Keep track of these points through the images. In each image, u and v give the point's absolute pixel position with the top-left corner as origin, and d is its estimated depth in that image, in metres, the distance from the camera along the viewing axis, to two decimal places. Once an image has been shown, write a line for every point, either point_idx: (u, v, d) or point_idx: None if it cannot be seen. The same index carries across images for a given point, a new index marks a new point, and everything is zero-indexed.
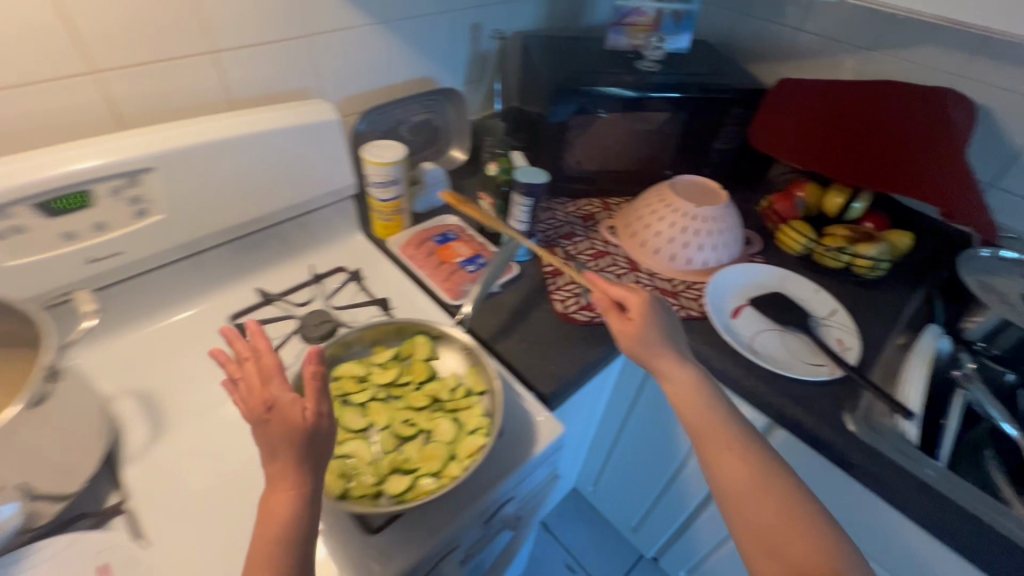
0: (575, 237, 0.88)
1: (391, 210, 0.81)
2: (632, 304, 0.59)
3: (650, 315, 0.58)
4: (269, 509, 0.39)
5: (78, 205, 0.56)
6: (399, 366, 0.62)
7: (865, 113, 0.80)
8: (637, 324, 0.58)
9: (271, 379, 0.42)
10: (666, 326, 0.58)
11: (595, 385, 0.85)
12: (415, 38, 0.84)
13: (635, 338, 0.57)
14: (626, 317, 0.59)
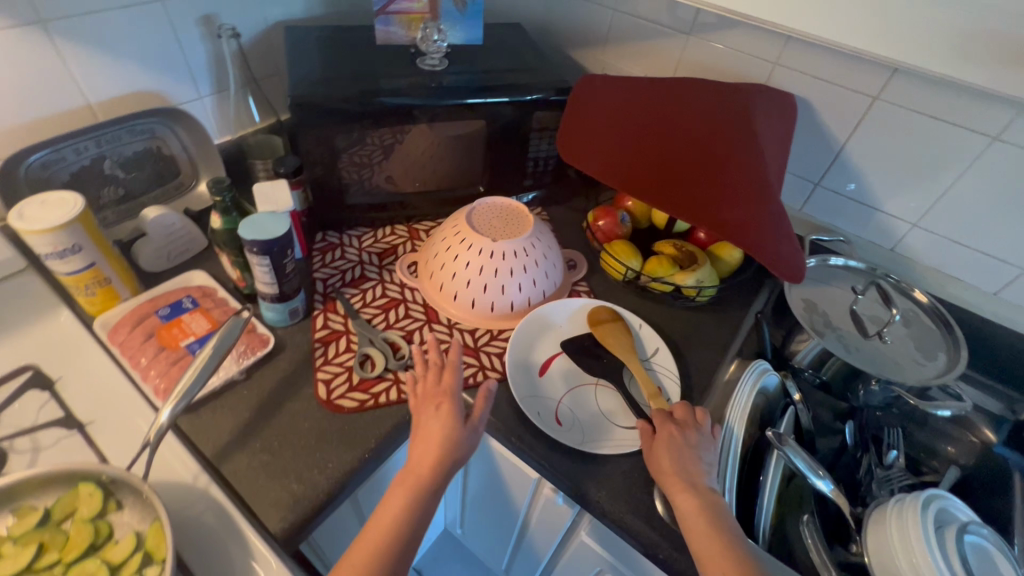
0: (364, 284, 0.73)
1: (90, 282, 0.60)
2: (677, 417, 0.56)
3: (674, 437, 0.54)
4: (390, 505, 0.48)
5: None
6: (42, 537, 0.44)
7: (642, 116, 0.69)
8: (686, 453, 0.53)
9: (451, 378, 0.57)
10: (696, 453, 0.53)
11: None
12: (102, 42, 0.62)
13: (659, 465, 0.52)
14: (653, 445, 0.54)
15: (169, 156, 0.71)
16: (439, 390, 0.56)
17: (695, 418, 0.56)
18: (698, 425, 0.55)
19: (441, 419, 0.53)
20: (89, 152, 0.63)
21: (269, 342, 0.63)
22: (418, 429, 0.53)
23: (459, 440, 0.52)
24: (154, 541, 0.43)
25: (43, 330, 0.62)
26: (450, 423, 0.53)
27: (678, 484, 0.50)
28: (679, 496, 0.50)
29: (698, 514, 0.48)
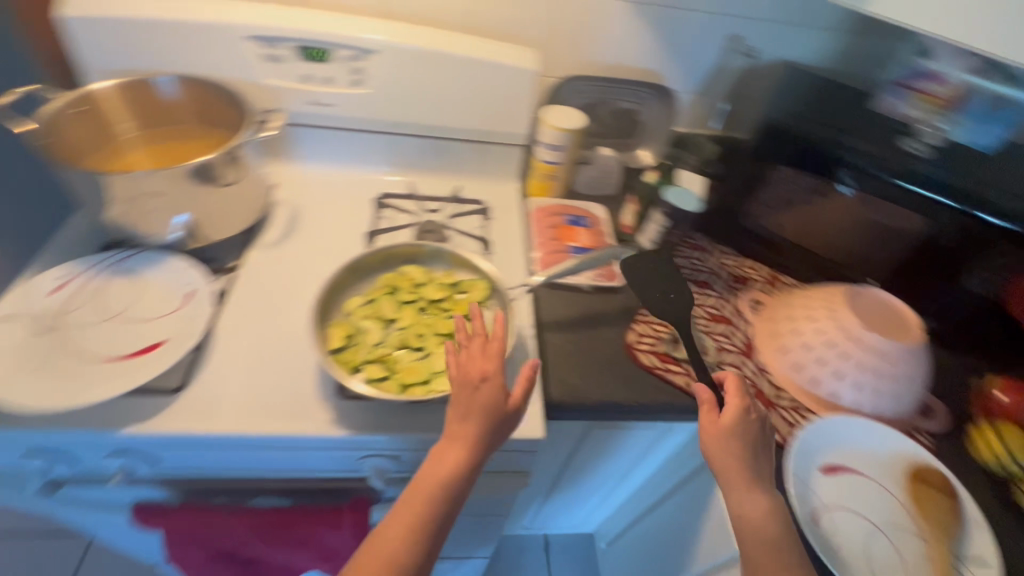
0: (707, 290, 0.77)
1: (547, 173, 0.83)
2: (749, 409, 0.55)
3: (746, 427, 0.54)
4: (442, 459, 0.49)
5: (319, 58, 0.72)
6: (450, 292, 0.66)
7: None
8: (755, 448, 0.54)
9: (490, 363, 0.52)
10: (761, 449, 0.54)
11: (636, 432, 0.78)
12: (663, 28, 0.81)
13: (730, 454, 0.52)
14: (723, 430, 0.54)
15: (638, 120, 0.89)
16: (468, 380, 0.52)
17: (760, 416, 0.56)
18: (762, 422, 0.56)
19: (484, 398, 0.51)
20: (602, 95, 0.85)
21: (618, 281, 0.74)
22: (453, 403, 0.51)
23: (494, 430, 0.51)
24: (498, 339, 0.61)
25: (501, 186, 0.88)
26: (488, 414, 0.50)
27: (749, 481, 0.51)
28: (746, 496, 0.51)
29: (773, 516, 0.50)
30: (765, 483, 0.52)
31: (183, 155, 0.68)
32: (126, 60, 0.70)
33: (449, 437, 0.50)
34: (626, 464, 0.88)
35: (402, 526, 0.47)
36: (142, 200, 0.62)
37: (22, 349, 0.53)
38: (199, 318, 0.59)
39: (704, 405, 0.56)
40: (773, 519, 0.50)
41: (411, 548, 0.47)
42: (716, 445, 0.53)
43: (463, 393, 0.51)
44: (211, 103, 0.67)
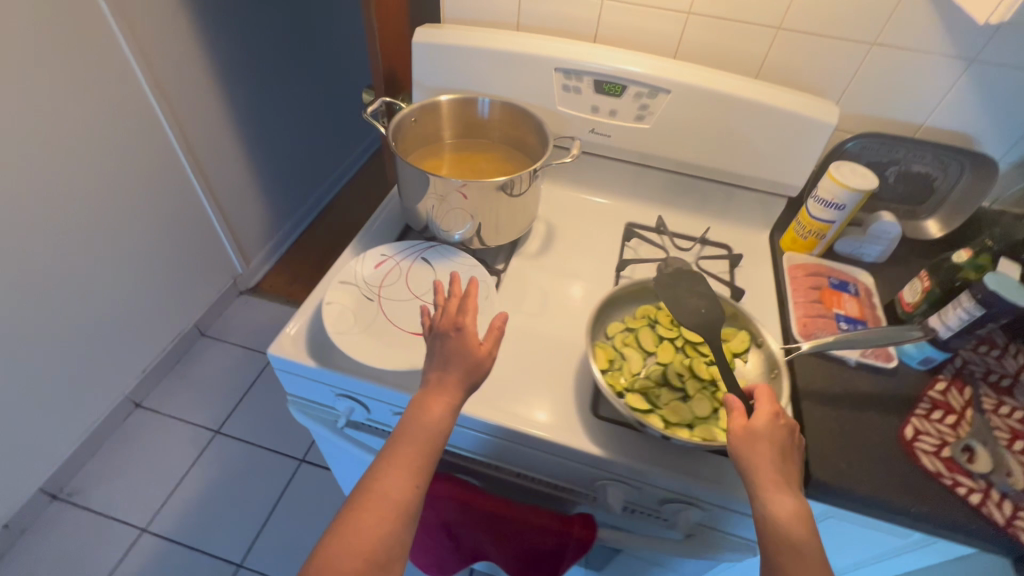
0: (1007, 397, 0.65)
1: (814, 229, 0.77)
2: (777, 413, 0.52)
3: (774, 432, 0.50)
4: (426, 409, 0.51)
5: (612, 92, 0.76)
6: None
7: None
8: (785, 458, 0.50)
9: (470, 322, 0.54)
10: (790, 460, 0.50)
11: (882, 550, 0.68)
12: (993, 90, 0.71)
13: (762, 455, 0.49)
14: (752, 434, 0.49)
15: (931, 187, 0.79)
16: (453, 328, 0.54)
17: (790, 424, 0.52)
18: (790, 434, 0.52)
19: (455, 352, 0.52)
20: (897, 156, 0.77)
21: (890, 364, 0.67)
22: (430, 352, 0.54)
23: (469, 378, 0.52)
24: None
25: (749, 234, 0.86)
26: (463, 362, 0.52)
27: (774, 481, 0.48)
28: (777, 498, 0.47)
29: (800, 521, 0.46)
30: (793, 485, 0.49)
31: (481, 166, 0.79)
32: (450, 81, 0.81)
33: (437, 386, 0.52)
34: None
35: (406, 475, 0.49)
36: (450, 204, 0.71)
37: (356, 310, 0.65)
38: (483, 313, 0.66)
39: (733, 411, 0.51)
40: (802, 525, 0.46)
41: (411, 490, 0.48)
42: (751, 447, 0.49)
43: (445, 340, 0.53)
44: (518, 127, 0.78)
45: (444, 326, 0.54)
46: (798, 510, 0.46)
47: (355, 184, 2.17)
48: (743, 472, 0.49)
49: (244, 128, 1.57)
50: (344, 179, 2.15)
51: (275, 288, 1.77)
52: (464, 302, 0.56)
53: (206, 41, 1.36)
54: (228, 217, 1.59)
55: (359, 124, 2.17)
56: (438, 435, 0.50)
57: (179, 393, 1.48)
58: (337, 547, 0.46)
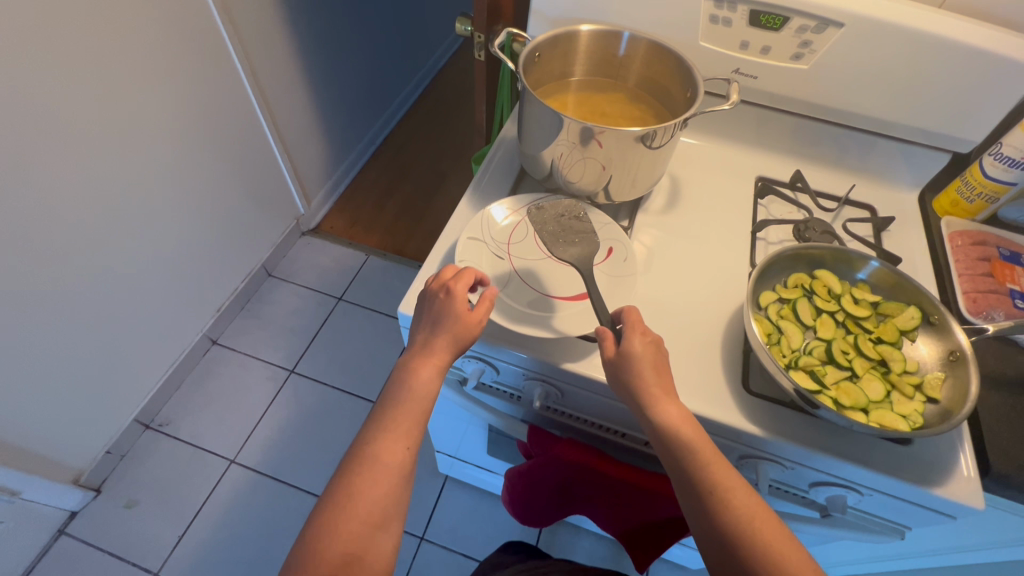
0: None
1: (986, 191, 0.68)
2: (644, 331, 0.52)
3: (646, 351, 0.51)
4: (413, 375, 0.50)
5: (769, 25, 0.66)
6: (871, 312, 0.59)
7: None
8: (662, 374, 0.51)
9: (459, 288, 0.53)
10: (666, 372, 0.51)
11: (1007, 538, 0.63)
12: None
13: (644, 375, 0.50)
14: (624, 358, 0.51)
15: None
16: (442, 293, 0.54)
17: (656, 338, 0.53)
18: (659, 348, 0.53)
19: (445, 313, 0.52)
20: None
21: None
22: (421, 313, 0.54)
23: (456, 341, 0.52)
24: (938, 383, 0.54)
25: (896, 193, 0.77)
26: (451, 325, 0.52)
27: (663, 392, 0.49)
28: (664, 410, 0.48)
29: (688, 421, 0.48)
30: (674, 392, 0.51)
31: (604, 115, 0.71)
32: (576, 10, 0.72)
33: (426, 350, 0.51)
34: (946, 557, 0.73)
35: (399, 436, 0.48)
36: (584, 156, 0.65)
37: (487, 268, 0.61)
38: (624, 277, 0.61)
39: (606, 341, 0.52)
40: (692, 426, 0.48)
41: (406, 449, 0.48)
42: (629, 372, 0.50)
43: (434, 305, 0.54)
44: (660, 71, 0.69)
45: (434, 288, 0.55)
46: (686, 416, 0.48)
47: (410, 121, 2.07)
48: (631, 398, 0.50)
49: (307, 60, 1.48)
50: (399, 115, 2.05)
51: (336, 229, 1.75)
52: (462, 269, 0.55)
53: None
54: (291, 154, 1.54)
55: (415, 55, 2.04)
56: (427, 398, 0.50)
57: (251, 333, 1.50)
58: (340, 504, 0.45)
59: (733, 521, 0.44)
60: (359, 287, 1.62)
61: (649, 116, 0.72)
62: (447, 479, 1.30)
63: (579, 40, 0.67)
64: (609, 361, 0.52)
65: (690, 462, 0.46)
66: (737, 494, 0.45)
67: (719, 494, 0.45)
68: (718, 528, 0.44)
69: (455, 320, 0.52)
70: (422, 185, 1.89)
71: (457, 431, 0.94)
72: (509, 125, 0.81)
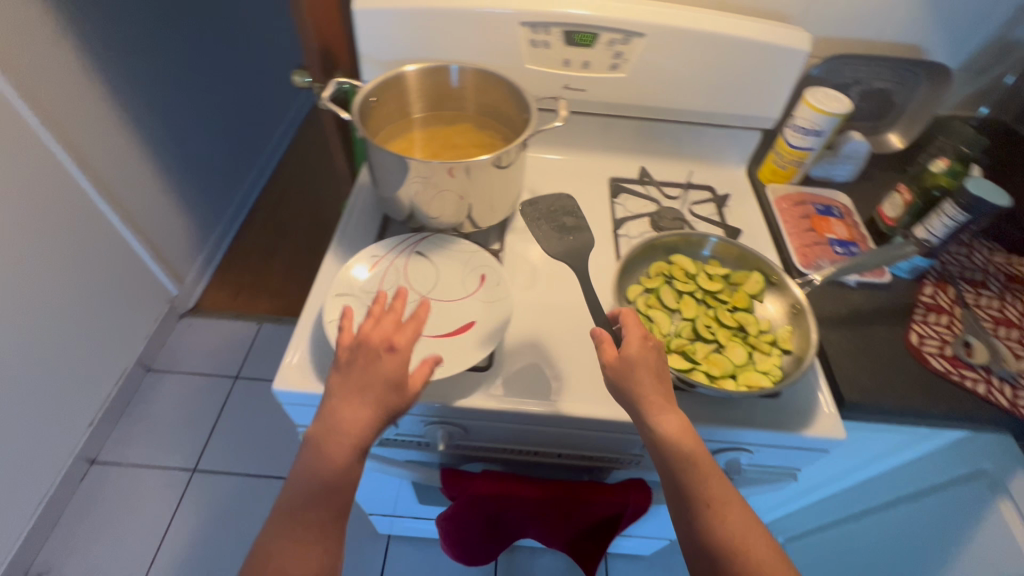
0: (983, 289, 0.72)
1: (793, 158, 0.78)
2: (646, 334, 0.50)
3: (648, 355, 0.49)
4: (329, 455, 0.44)
5: (584, 42, 0.71)
6: (724, 284, 0.65)
7: None
8: (660, 381, 0.48)
9: (388, 358, 0.47)
10: (667, 379, 0.49)
11: (879, 450, 0.71)
12: None
13: (647, 381, 0.47)
14: (624, 364, 0.48)
15: (890, 103, 0.82)
16: (374, 376, 0.46)
17: (658, 344, 0.51)
18: (659, 352, 0.51)
19: (372, 393, 0.46)
20: (859, 75, 0.79)
21: (885, 279, 0.71)
22: (341, 381, 0.46)
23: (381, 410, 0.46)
24: (788, 335, 0.60)
25: (727, 171, 0.86)
26: (375, 400, 0.46)
27: (660, 401, 0.47)
28: (663, 419, 0.46)
29: (686, 433, 0.46)
30: (673, 400, 0.48)
31: (452, 147, 0.73)
32: (402, 50, 0.73)
33: (335, 424, 0.45)
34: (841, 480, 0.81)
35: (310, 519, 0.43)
36: (440, 189, 0.65)
37: (363, 321, 0.59)
38: (499, 301, 0.62)
39: (605, 343, 0.50)
40: (691, 438, 0.46)
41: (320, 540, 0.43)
42: (627, 375, 0.48)
43: (358, 370, 0.46)
44: (493, 96, 0.71)
45: (353, 345, 0.48)
46: (686, 427, 0.46)
47: (281, 177, 1.98)
48: (628, 404, 0.48)
49: (150, 134, 1.36)
50: (267, 171, 1.96)
51: (219, 303, 1.61)
52: (404, 323, 0.49)
53: (83, 34, 1.14)
54: (147, 234, 1.40)
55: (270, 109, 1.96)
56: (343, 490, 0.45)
57: (137, 440, 1.33)
58: None
59: (726, 535, 0.43)
60: (257, 359, 1.50)
61: (495, 139, 0.74)
62: (390, 539, 1.24)
63: (409, 81, 0.68)
64: (608, 365, 0.49)
65: (688, 472, 0.45)
66: (733, 508, 0.44)
67: (716, 507, 0.44)
68: (708, 540, 0.43)
69: (378, 388, 0.46)
70: (307, 239, 1.81)
71: (377, 491, 0.89)
72: (364, 171, 0.80)
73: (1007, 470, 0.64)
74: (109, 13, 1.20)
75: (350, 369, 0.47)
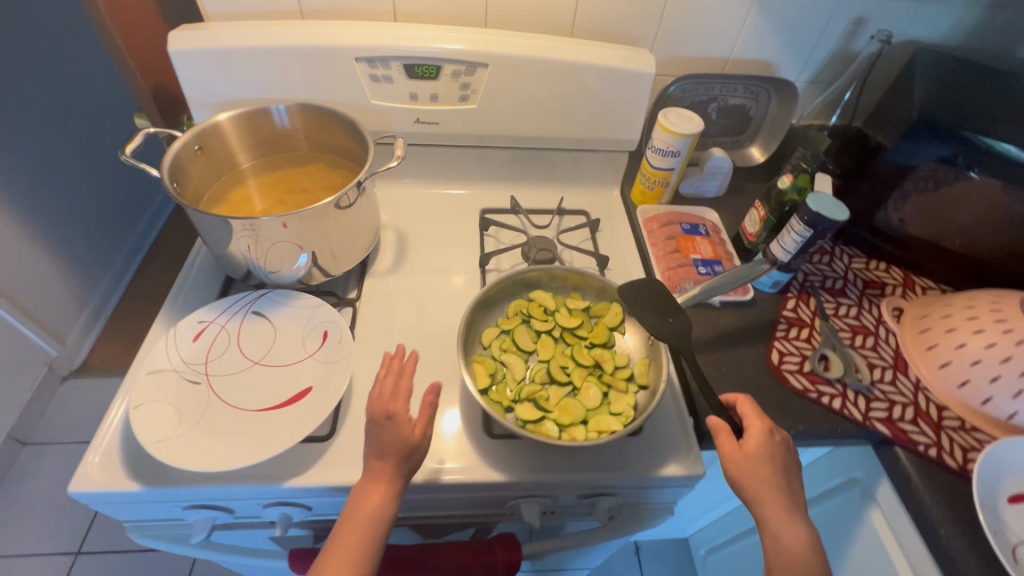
0: (842, 298, 0.73)
1: (657, 179, 0.78)
2: (773, 432, 0.51)
3: (773, 453, 0.49)
4: (363, 504, 0.46)
5: (427, 75, 0.68)
6: (583, 318, 0.63)
7: None
8: (789, 481, 0.49)
9: (401, 409, 0.49)
10: (791, 478, 0.49)
11: None
12: (776, 15, 0.75)
13: (762, 480, 0.48)
14: (747, 459, 0.49)
15: (748, 117, 0.84)
16: (396, 434, 0.48)
17: (784, 439, 0.51)
18: (788, 451, 0.51)
19: (395, 445, 0.48)
20: (714, 93, 0.80)
21: (747, 297, 0.70)
22: (366, 438, 0.49)
23: (405, 460, 0.48)
24: (643, 369, 0.58)
25: (601, 194, 0.85)
26: (398, 451, 0.48)
27: (785, 508, 0.47)
28: (786, 529, 0.46)
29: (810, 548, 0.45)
30: (798, 508, 0.48)
31: (294, 191, 0.68)
32: (234, 91, 0.68)
33: (369, 479, 0.47)
34: None
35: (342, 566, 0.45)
36: (272, 246, 0.60)
37: (178, 401, 0.52)
38: (339, 360, 0.57)
39: (722, 433, 0.50)
40: (814, 555, 0.45)
41: None
42: (747, 471, 0.48)
43: (379, 429, 0.49)
44: (325, 131, 0.68)
45: (374, 409, 0.50)
46: (808, 542, 0.45)
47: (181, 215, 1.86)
48: (746, 499, 0.49)
49: (6, 181, 1.24)
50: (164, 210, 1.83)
51: (109, 360, 1.48)
52: (403, 383, 0.51)
53: None
54: (11, 293, 1.26)
55: None
56: (375, 536, 0.46)
57: (9, 528, 1.19)
58: None
59: None
60: None
61: (340, 177, 0.70)
62: None
63: (226, 130, 0.64)
64: (728, 455, 0.50)
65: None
66: None
67: None
68: None
69: (399, 440, 0.48)
70: None
71: None
72: None
73: (874, 479, 0.64)
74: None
75: (375, 428, 0.49)
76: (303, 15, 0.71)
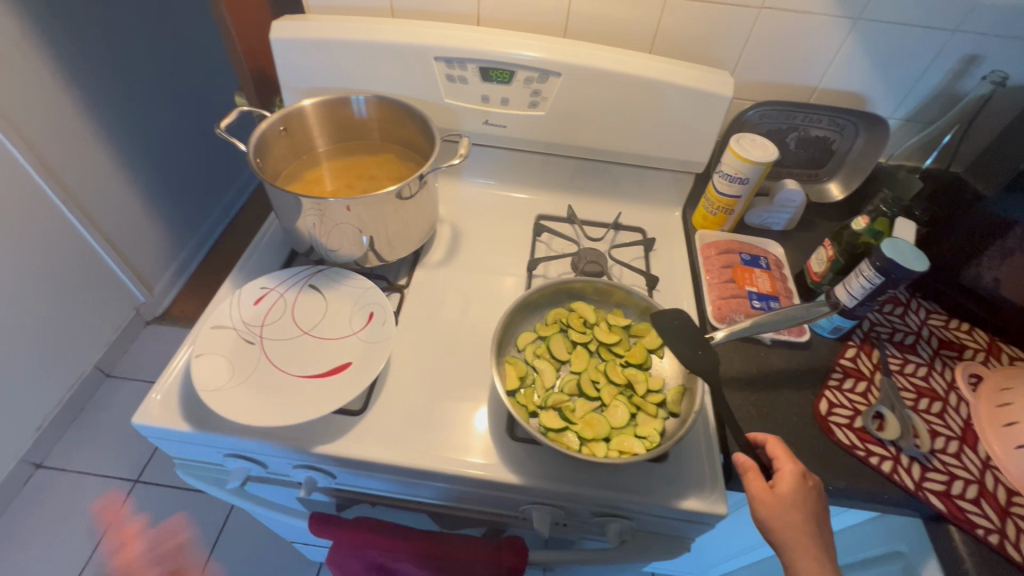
0: (912, 355, 0.67)
1: (722, 205, 0.75)
2: (805, 477, 0.49)
3: (806, 499, 0.48)
4: None
5: (500, 78, 0.70)
6: (622, 336, 0.62)
7: None
8: (819, 527, 0.47)
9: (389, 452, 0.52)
10: (823, 525, 0.48)
11: None
12: (875, 46, 0.70)
13: (792, 526, 0.46)
14: (780, 503, 0.47)
15: (830, 150, 0.79)
16: None
17: (817, 484, 0.49)
18: (819, 498, 0.49)
19: None
20: (795, 122, 0.76)
21: (802, 338, 0.67)
22: None
23: None
24: (676, 396, 0.57)
25: (662, 214, 0.84)
26: None
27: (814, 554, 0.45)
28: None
29: None
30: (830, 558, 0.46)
31: (361, 175, 0.72)
32: (323, 79, 0.73)
33: None
34: None
35: None
36: (335, 226, 0.63)
37: (232, 356, 0.57)
38: (380, 341, 0.60)
39: (750, 473, 0.49)
40: None
41: None
42: (777, 514, 0.47)
43: None
44: (396, 123, 0.73)
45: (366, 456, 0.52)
46: None
47: None
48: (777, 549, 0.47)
49: (120, 141, 1.40)
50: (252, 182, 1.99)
51: (186, 312, 1.62)
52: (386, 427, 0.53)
53: (46, 45, 1.18)
54: (114, 241, 1.42)
55: None
56: None
57: (84, 447, 1.33)
58: None
59: None
60: None
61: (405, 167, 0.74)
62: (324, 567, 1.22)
63: (308, 115, 0.69)
64: (759, 498, 0.48)
65: None
66: None
67: None
68: None
69: None
70: None
71: None
72: None
73: (921, 556, 0.58)
74: (80, 24, 1.24)
75: None
76: (394, 14, 0.75)
